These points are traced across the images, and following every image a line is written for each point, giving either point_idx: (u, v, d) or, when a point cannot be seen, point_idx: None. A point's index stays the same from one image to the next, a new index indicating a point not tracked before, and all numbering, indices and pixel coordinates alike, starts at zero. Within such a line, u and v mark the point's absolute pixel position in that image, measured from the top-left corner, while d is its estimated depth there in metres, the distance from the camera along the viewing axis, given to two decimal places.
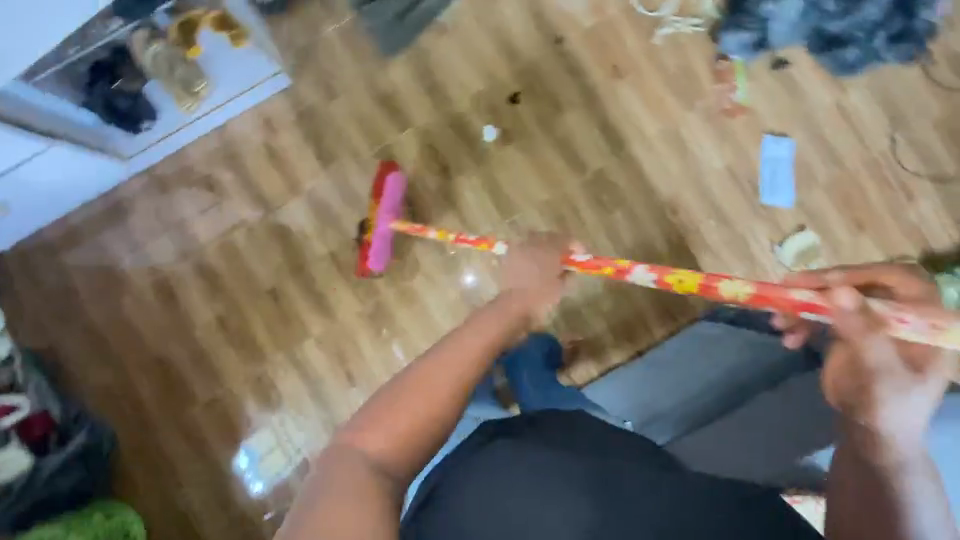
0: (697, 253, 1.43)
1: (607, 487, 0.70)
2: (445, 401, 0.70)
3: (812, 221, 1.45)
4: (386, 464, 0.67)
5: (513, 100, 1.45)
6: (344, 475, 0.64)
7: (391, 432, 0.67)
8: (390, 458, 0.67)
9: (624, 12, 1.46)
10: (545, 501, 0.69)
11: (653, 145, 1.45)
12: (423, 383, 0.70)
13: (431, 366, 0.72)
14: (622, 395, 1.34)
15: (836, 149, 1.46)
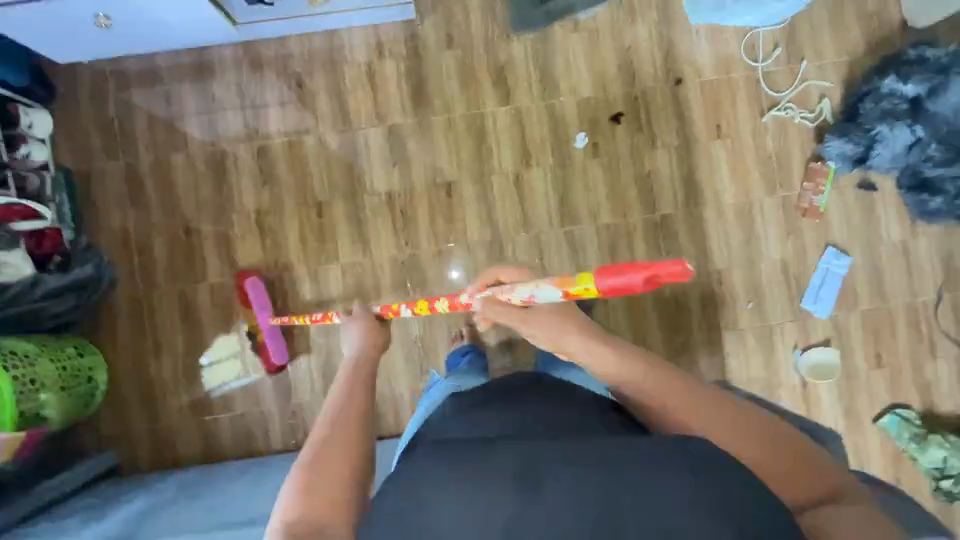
0: (724, 327, 1.46)
1: (537, 475, 0.56)
2: (348, 440, 0.76)
3: (839, 340, 1.48)
4: (319, 512, 0.68)
5: (614, 119, 1.46)
6: None
7: (325, 446, 0.74)
8: (315, 513, 0.68)
9: (747, 81, 1.48)
10: (491, 500, 0.55)
11: (724, 214, 1.47)
12: (348, 412, 0.80)
13: (354, 391, 0.84)
14: None
15: (887, 284, 1.49)
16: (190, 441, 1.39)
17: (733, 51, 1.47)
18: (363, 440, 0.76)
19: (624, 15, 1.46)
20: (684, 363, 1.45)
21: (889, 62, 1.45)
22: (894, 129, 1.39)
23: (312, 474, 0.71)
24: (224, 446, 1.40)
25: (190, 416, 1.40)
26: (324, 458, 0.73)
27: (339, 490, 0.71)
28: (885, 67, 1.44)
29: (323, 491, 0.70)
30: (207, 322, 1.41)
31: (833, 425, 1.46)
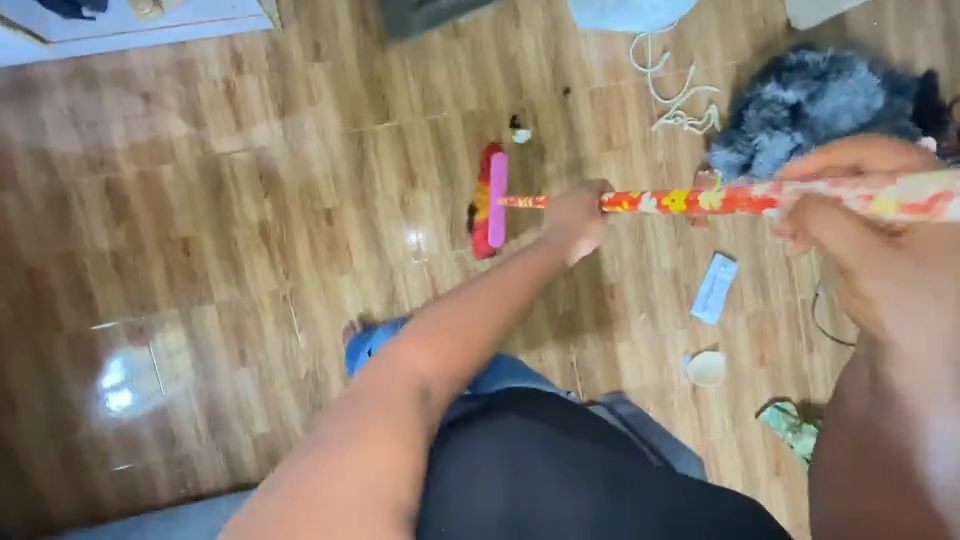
0: (616, 339, 1.49)
1: (623, 489, 0.62)
2: (500, 320, 0.57)
3: (726, 343, 1.54)
4: (431, 389, 0.51)
5: (513, 122, 1.39)
6: (388, 399, 0.48)
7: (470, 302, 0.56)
8: (436, 382, 0.51)
9: (637, 87, 1.43)
10: (566, 492, 0.60)
11: (616, 227, 1.47)
12: (503, 280, 0.61)
13: (513, 268, 0.64)
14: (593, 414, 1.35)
15: (771, 286, 1.55)
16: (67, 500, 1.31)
17: (623, 57, 1.42)
18: (502, 333, 0.57)
19: (508, 20, 1.37)
20: (581, 376, 1.48)
21: (770, 67, 1.44)
22: (774, 137, 1.39)
23: (453, 316, 0.54)
24: (106, 501, 1.32)
25: (63, 475, 1.30)
26: (484, 291, 0.57)
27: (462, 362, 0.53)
28: (767, 71, 1.44)
29: (435, 342, 0.52)
30: (70, 374, 1.29)
31: (719, 423, 1.55)
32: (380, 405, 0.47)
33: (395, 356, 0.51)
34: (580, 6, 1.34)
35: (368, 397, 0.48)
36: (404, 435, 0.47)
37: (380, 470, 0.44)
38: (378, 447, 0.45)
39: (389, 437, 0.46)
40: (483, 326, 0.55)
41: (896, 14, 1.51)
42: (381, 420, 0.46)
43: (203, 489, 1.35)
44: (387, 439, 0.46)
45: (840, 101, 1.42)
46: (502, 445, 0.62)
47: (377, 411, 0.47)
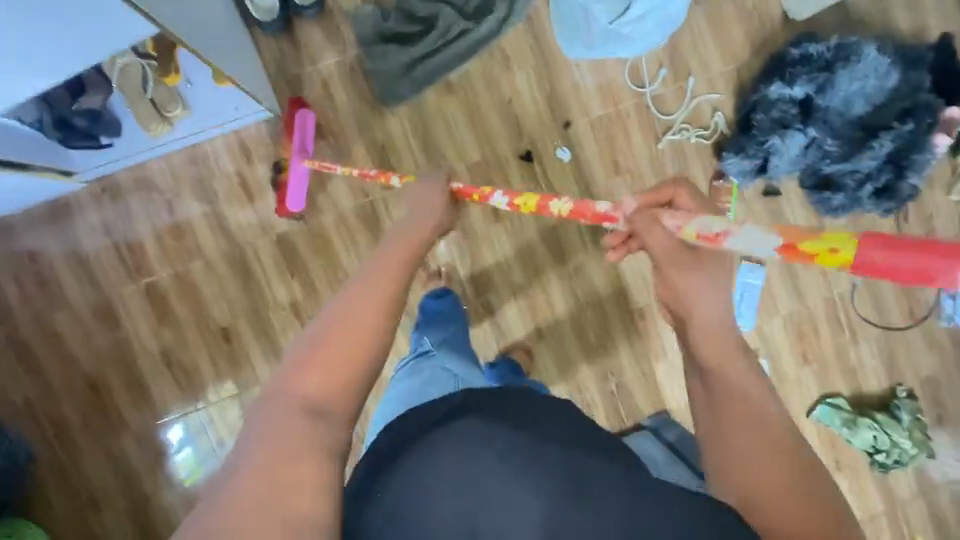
0: (653, 360, 1.49)
1: (590, 486, 0.57)
2: (366, 326, 0.63)
3: (765, 348, 1.52)
4: (321, 406, 0.59)
5: (524, 158, 1.39)
6: (273, 427, 0.56)
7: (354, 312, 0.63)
8: (322, 395, 0.59)
9: (639, 108, 1.42)
10: (518, 487, 0.57)
11: (636, 250, 1.46)
12: (387, 272, 0.68)
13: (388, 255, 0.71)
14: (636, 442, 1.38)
15: (805, 283, 1.51)
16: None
17: (619, 80, 1.40)
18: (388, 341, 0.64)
19: (498, 66, 1.37)
20: (623, 402, 1.48)
21: (774, 64, 1.40)
22: (787, 138, 1.36)
23: (339, 331, 0.62)
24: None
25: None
26: (363, 301, 0.64)
27: (346, 371, 0.61)
28: (771, 70, 1.40)
29: (308, 369, 0.59)
30: (142, 470, 1.38)
31: None
32: (289, 429, 0.56)
33: (290, 382, 0.59)
34: (567, 40, 1.31)
35: (272, 429, 0.56)
36: (310, 450, 0.55)
37: (298, 477, 0.53)
38: (294, 467, 0.54)
39: (299, 450, 0.55)
40: (359, 331, 0.62)
41: None
42: (270, 448, 0.54)
43: None
44: (293, 462, 0.54)
45: (851, 88, 1.39)
46: (453, 449, 0.62)
47: (267, 442, 0.55)
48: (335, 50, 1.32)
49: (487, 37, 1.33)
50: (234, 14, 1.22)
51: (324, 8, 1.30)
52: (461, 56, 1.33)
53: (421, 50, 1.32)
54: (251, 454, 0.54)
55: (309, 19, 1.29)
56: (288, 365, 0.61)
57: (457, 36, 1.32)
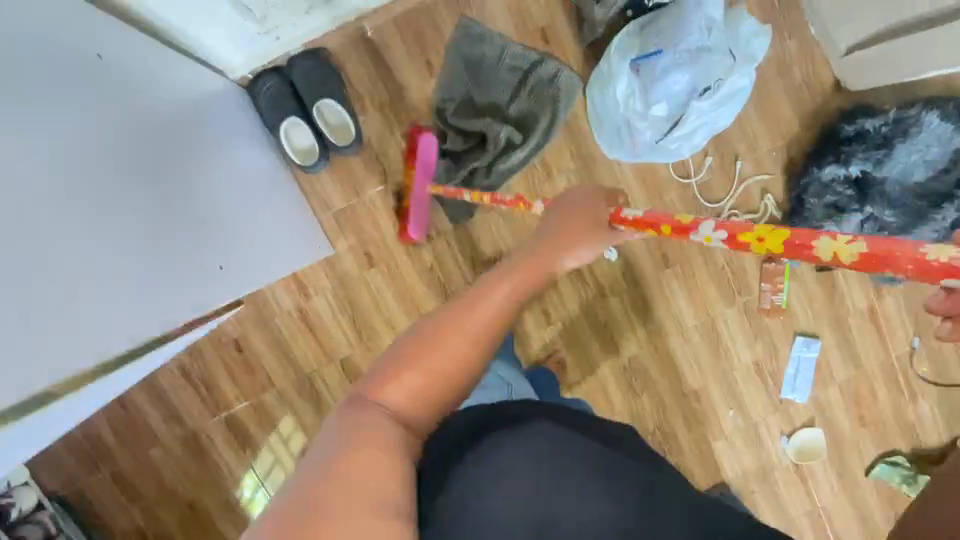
0: (709, 437, 1.52)
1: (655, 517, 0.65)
2: (464, 340, 0.64)
3: (821, 416, 1.53)
4: (408, 417, 0.61)
5: None
6: (369, 425, 0.58)
7: (461, 313, 0.65)
8: (411, 409, 0.62)
9: (685, 198, 1.39)
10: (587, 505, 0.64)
11: (689, 336, 1.47)
12: (494, 288, 0.69)
13: (488, 279, 0.70)
14: None
15: (861, 349, 1.51)
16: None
17: (664, 173, 1.37)
18: (477, 361, 0.65)
19: (539, 175, 1.35)
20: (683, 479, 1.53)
21: (823, 143, 1.36)
22: (842, 223, 1.32)
23: (441, 328, 0.64)
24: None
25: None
26: (475, 299, 0.67)
27: (436, 384, 0.63)
28: (822, 148, 1.35)
29: (409, 363, 0.62)
30: None
31: (830, 491, 1.56)
32: (367, 431, 0.57)
33: (381, 389, 0.60)
34: (612, 147, 1.25)
35: (356, 429, 0.57)
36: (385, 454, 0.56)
37: (381, 482, 0.54)
38: (375, 469, 0.54)
39: (380, 457, 0.56)
40: (459, 334, 0.64)
41: None
42: (368, 439, 0.56)
43: None
44: (373, 456, 0.55)
45: (911, 159, 1.31)
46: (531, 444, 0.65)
47: (364, 433, 0.57)
48: (377, 179, 1.34)
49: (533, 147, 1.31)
50: (277, 164, 1.24)
51: (362, 141, 1.30)
52: (508, 171, 1.31)
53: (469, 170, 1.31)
54: (347, 440, 0.56)
55: (349, 154, 1.30)
56: (376, 369, 0.63)
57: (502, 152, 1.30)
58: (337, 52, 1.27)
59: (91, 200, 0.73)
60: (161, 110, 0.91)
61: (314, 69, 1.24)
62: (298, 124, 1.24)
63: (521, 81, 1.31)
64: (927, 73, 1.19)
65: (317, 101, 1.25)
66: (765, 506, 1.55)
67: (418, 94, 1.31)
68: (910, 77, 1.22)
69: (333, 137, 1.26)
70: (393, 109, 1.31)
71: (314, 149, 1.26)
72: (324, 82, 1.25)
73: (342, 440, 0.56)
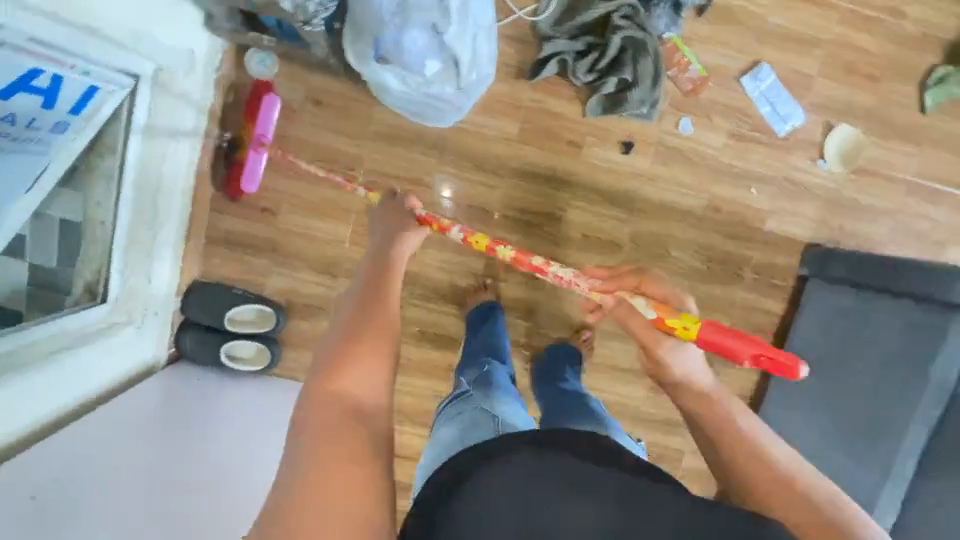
0: (758, 225, 1.42)
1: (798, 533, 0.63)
2: (387, 358, 0.70)
3: (832, 113, 1.37)
4: (363, 403, 0.65)
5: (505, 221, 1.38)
6: (328, 426, 0.62)
7: (349, 367, 0.67)
8: (360, 394, 0.66)
9: (537, 87, 1.32)
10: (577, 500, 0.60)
11: (656, 174, 1.37)
12: (356, 348, 0.69)
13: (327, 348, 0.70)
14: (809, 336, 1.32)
15: (810, 28, 1.33)
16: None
17: (501, 87, 1.31)
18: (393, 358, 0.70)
19: (419, 191, 1.34)
20: (772, 275, 1.44)
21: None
22: None
23: (334, 368, 0.67)
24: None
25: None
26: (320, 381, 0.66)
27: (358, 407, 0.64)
28: None
29: (320, 411, 0.63)
30: None
31: (903, 158, 1.40)
32: (330, 435, 0.61)
33: (329, 389, 0.65)
34: (435, 117, 1.23)
35: (316, 423, 0.62)
36: (359, 450, 0.60)
37: (348, 504, 0.55)
38: (343, 496, 0.56)
39: (350, 468, 0.58)
40: (384, 350, 0.70)
41: None
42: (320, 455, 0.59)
43: None
44: (346, 451, 0.60)
45: None
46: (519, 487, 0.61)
47: (314, 445, 0.60)
48: (323, 317, 1.39)
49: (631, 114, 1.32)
50: (254, 379, 1.34)
51: (284, 305, 1.36)
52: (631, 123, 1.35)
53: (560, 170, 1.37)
54: (292, 480, 0.57)
55: (286, 323, 1.36)
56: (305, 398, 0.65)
57: (621, 118, 1.34)
58: (204, 268, 1.34)
59: (96, 513, 0.83)
60: (122, 423, 1.02)
61: (199, 299, 1.31)
62: (230, 343, 1.32)
63: (369, 167, 1.32)
64: None
65: (223, 316, 1.31)
66: (861, 225, 1.43)
67: (284, 236, 1.35)
68: None
69: (260, 326, 1.33)
70: (280, 263, 1.36)
71: (259, 345, 1.34)
72: (211, 300, 1.31)
73: (293, 473, 0.57)
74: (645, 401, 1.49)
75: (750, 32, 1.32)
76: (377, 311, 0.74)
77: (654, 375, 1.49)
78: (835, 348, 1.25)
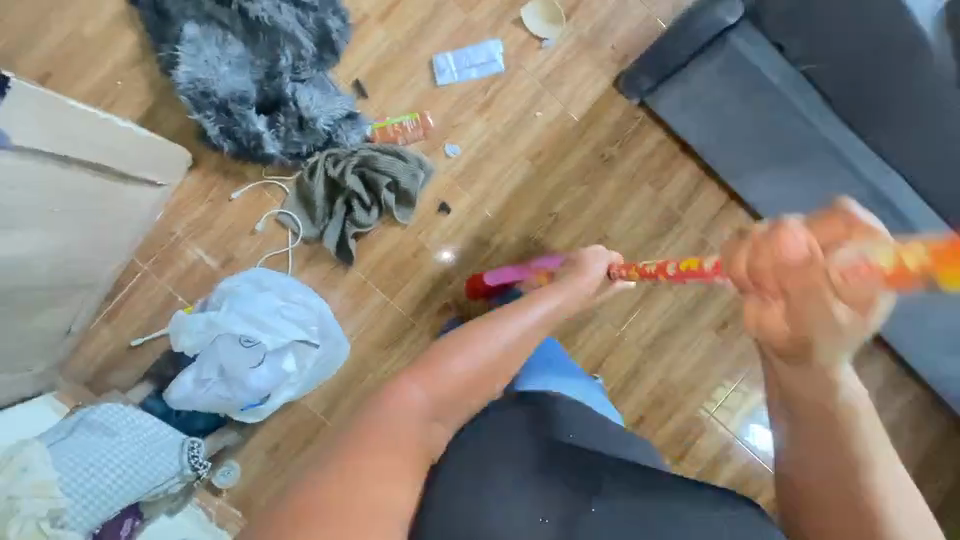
0: (571, 122, 1.46)
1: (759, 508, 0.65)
2: (476, 397, 0.70)
3: (506, 15, 1.43)
4: (405, 448, 0.61)
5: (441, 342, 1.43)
6: (386, 435, 0.61)
7: (453, 393, 0.67)
8: (417, 437, 0.63)
9: (356, 259, 1.42)
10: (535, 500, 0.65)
11: (481, 192, 1.44)
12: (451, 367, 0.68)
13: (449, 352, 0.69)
14: (682, 123, 1.31)
15: (426, 5, 1.42)
16: (954, 429, 1.57)
17: (342, 289, 1.42)
18: (487, 390, 0.71)
19: None
20: (624, 129, 1.46)
21: (234, 145, 1.31)
22: (308, 113, 1.32)
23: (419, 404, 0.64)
24: (936, 406, 1.57)
25: (938, 443, 1.57)
26: (423, 387, 0.65)
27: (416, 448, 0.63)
28: (251, 156, 1.33)
29: (374, 432, 0.61)
30: None
31: None
32: (371, 449, 0.60)
33: (392, 412, 0.63)
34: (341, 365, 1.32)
35: (372, 433, 0.61)
36: (399, 469, 0.61)
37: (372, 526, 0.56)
38: (368, 517, 0.56)
39: (388, 487, 0.59)
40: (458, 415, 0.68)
41: (85, 75, 1.34)
42: (351, 472, 0.58)
43: (891, 355, 1.55)
44: (387, 477, 0.59)
45: (220, 68, 1.28)
46: (479, 463, 0.67)
47: (350, 459, 0.59)
48: None
49: (422, 183, 1.40)
50: None
51: None
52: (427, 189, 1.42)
53: (436, 271, 1.44)
54: (324, 482, 0.57)
55: None
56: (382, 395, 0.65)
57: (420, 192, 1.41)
58: None
59: None
60: None
61: None
62: None
63: None
64: (145, 133, 1.22)
65: None
66: (619, 30, 1.45)
67: None
68: (157, 141, 1.25)
69: None
70: None
71: None
72: None
73: (325, 469, 0.58)
74: (679, 294, 1.50)
75: (402, 58, 1.41)
76: (492, 347, 0.71)
77: (662, 274, 1.48)
78: (704, 111, 1.24)
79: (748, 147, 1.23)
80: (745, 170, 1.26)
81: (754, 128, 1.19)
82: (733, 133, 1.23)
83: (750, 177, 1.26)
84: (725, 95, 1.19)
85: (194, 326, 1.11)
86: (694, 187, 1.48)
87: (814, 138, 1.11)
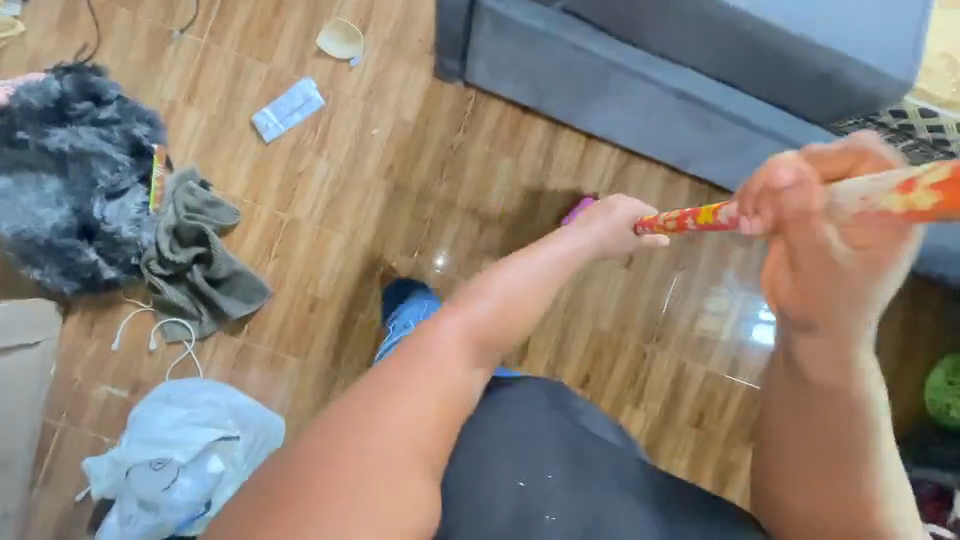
0: (410, 126, 1.44)
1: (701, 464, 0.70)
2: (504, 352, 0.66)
3: (307, 51, 1.41)
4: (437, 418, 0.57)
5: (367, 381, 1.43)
6: (416, 406, 0.57)
7: (483, 343, 0.63)
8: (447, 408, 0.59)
9: (258, 334, 1.41)
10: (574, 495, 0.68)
11: (350, 225, 1.43)
12: (483, 328, 0.64)
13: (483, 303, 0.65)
14: (501, 79, 1.26)
15: (227, 71, 1.40)
16: None
17: (255, 369, 1.41)
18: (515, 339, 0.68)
19: None
20: (462, 112, 1.44)
21: (77, 281, 1.30)
22: (145, 225, 1.33)
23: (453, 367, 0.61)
24: None
25: None
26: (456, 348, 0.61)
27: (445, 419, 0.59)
28: (102, 286, 1.33)
29: (405, 395, 0.57)
30: None
31: None
32: (399, 422, 0.56)
33: (424, 376, 0.59)
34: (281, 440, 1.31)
35: (401, 400, 0.57)
36: (428, 437, 0.57)
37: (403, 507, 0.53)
38: (402, 495, 0.53)
39: (415, 468, 0.55)
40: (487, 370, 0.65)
41: None
42: (383, 441, 0.54)
43: None
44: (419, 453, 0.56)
45: (42, 212, 1.27)
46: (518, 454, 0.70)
47: (378, 427, 0.55)
48: None
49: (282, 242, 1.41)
50: None
51: None
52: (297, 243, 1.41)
53: (337, 316, 1.42)
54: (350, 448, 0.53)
55: None
56: (412, 356, 0.60)
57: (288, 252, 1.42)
58: None
59: None
60: None
61: None
62: None
63: None
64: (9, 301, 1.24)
65: None
66: (420, 23, 1.43)
67: None
68: (26, 302, 1.28)
69: None
70: None
71: None
72: None
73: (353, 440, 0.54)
74: None
75: (224, 131, 1.40)
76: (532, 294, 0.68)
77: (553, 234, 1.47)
78: (512, 66, 1.20)
79: (566, 89, 1.20)
80: (582, 103, 1.23)
81: (557, 72, 1.14)
82: (548, 78, 1.18)
83: (587, 107, 1.23)
84: (516, 53, 1.13)
85: (98, 472, 1.11)
86: (551, 141, 1.47)
87: (606, 71, 1.06)
